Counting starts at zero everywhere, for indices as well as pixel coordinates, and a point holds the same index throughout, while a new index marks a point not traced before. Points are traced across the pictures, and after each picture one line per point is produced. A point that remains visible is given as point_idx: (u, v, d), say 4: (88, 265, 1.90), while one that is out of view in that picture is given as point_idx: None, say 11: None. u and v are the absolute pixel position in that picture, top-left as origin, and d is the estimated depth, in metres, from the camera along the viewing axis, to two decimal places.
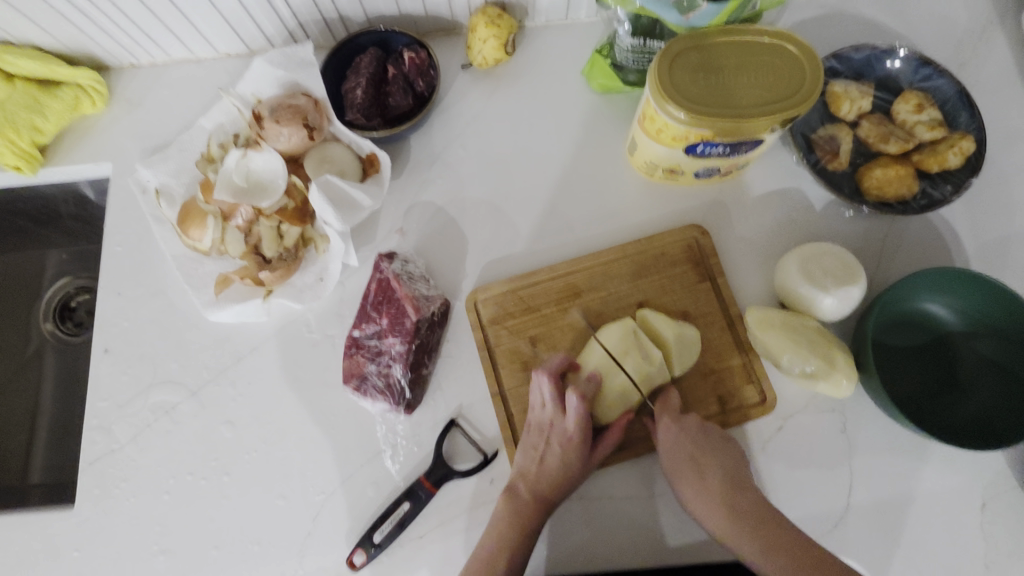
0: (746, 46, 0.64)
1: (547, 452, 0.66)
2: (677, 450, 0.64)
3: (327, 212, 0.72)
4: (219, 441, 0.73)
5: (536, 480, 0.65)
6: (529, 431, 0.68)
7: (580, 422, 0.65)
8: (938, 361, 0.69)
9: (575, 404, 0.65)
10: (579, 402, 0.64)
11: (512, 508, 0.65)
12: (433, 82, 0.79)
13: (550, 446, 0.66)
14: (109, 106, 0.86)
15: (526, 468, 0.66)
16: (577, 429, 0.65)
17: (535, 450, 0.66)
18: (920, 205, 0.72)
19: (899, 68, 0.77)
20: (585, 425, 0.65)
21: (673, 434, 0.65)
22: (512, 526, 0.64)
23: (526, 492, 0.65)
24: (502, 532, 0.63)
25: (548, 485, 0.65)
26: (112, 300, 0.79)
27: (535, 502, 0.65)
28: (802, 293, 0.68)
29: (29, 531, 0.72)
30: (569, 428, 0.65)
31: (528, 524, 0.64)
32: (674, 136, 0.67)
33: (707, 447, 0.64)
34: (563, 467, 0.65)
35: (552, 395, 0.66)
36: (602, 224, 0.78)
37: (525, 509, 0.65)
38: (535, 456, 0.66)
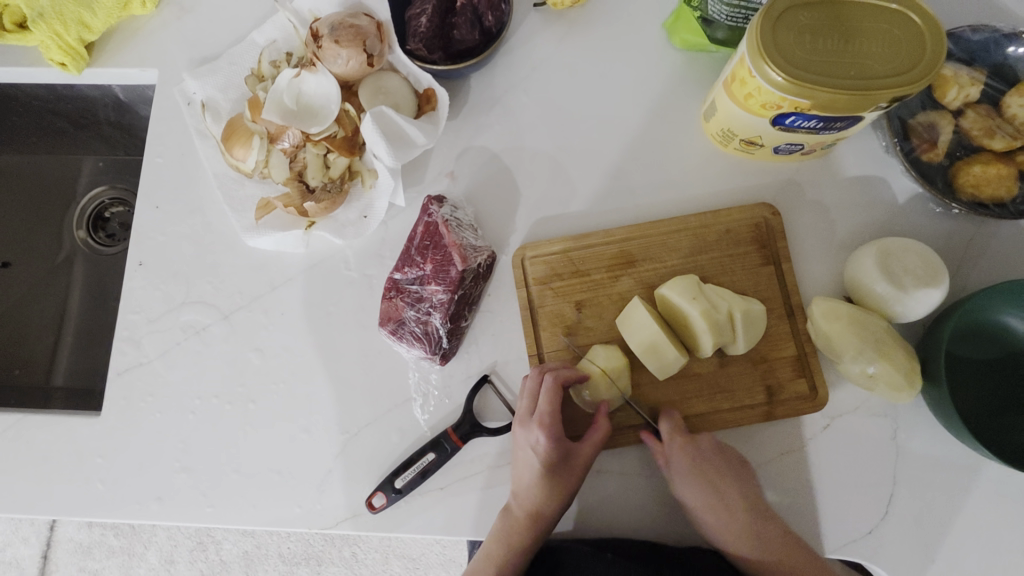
0: (864, 10, 0.57)
1: (524, 462, 0.64)
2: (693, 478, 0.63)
3: (378, 144, 0.68)
4: (248, 368, 0.72)
5: (522, 495, 0.64)
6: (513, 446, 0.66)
7: (547, 417, 0.62)
8: (1009, 379, 0.65)
9: (544, 397, 0.63)
10: (546, 389, 0.63)
11: (506, 525, 0.64)
12: (503, 18, 0.73)
13: (525, 455, 0.64)
14: (159, 9, 0.82)
15: (517, 481, 0.65)
16: (545, 435, 0.62)
17: (516, 460, 0.65)
18: (1018, 210, 0.66)
19: (1019, 56, 0.69)
20: (551, 422, 0.62)
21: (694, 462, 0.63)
22: (501, 543, 0.64)
23: (518, 510, 0.64)
24: (493, 543, 0.64)
25: (536, 498, 0.63)
26: (150, 212, 0.77)
27: (528, 520, 0.64)
28: (877, 290, 0.64)
29: (56, 432, 0.72)
30: (536, 429, 0.63)
31: (522, 540, 0.64)
32: (764, 104, 0.61)
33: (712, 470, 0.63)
34: (543, 477, 0.62)
35: (524, 390, 0.64)
36: (664, 192, 0.74)
37: (519, 529, 0.64)
38: (516, 466, 0.64)
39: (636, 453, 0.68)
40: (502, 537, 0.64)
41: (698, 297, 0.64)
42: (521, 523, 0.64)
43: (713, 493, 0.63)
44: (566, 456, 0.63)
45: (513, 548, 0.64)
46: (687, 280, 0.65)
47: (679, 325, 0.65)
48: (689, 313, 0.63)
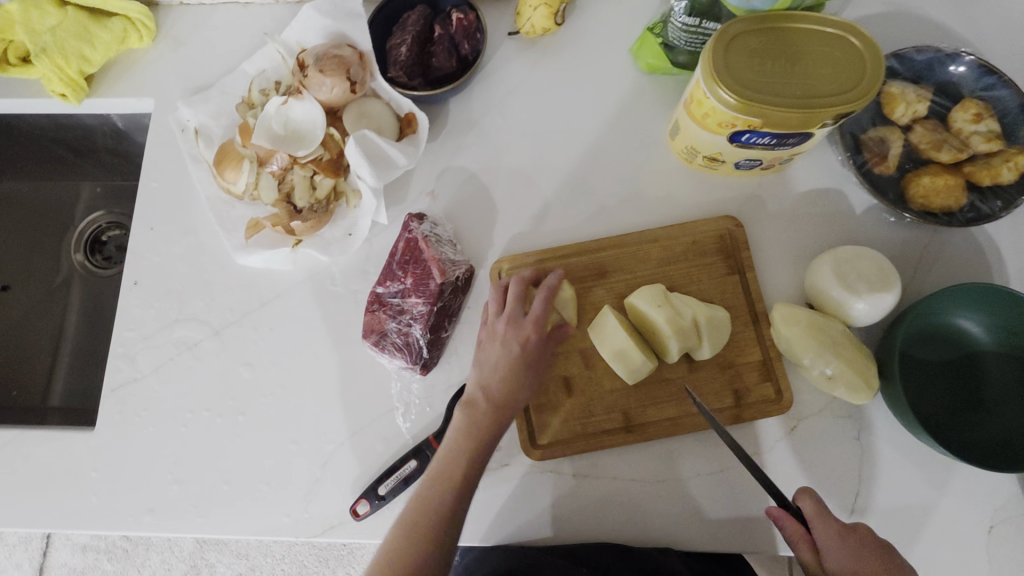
0: (808, 34, 0.62)
1: (504, 335, 0.65)
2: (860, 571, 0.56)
3: (362, 166, 0.72)
4: (238, 382, 0.75)
5: (491, 381, 0.63)
6: (485, 342, 0.66)
7: (539, 323, 0.65)
8: (965, 379, 0.68)
9: (541, 306, 0.65)
10: (544, 295, 0.66)
11: (471, 418, 0.62)
12: (479, 46, 0.78)
13: (506, 336, 0.65)
14: (156, 43, 0.87)
15: (486, 372, 0.64)
16: (529, 330, 0.64)
17: (493, 354, 0.65)
18: (966, 218, 0.70)
19: (961, 74, 0.74)
20: (535, 325, 0.65)
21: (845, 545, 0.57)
22: (467, 435, 0.61)
23: (483, 402, 0.62)
24: (457, 440, 0.61)
25: (504, 390, 0.63)
26: (145, 234, 0.81)
27: (492, 409, 0.62)
28: (834, 296, 0.67)
29: (52, 447, 0.74)
30: (526, 327, 0.65)
31: (484, 425, 0.61)
32: (720, 122, 0.65)
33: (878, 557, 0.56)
34: (518, 368, 0.63)
35: (516, 293, 0.67)
36: (634, 206, 0.77)
37: (484, 421, 0.62)
38: (493, 359, 0.64)
39: (608, 456, 0.70)
40: (470, 430, 0.61)
41: (664, 304, 0.67)
42: (485, 414, 0.62)
43: None
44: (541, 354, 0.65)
45: (474, 454, 0.60)
46: (654, 289, 0.69)
47: (648, 333, 0.69)
48: (655, 319, 0.67)
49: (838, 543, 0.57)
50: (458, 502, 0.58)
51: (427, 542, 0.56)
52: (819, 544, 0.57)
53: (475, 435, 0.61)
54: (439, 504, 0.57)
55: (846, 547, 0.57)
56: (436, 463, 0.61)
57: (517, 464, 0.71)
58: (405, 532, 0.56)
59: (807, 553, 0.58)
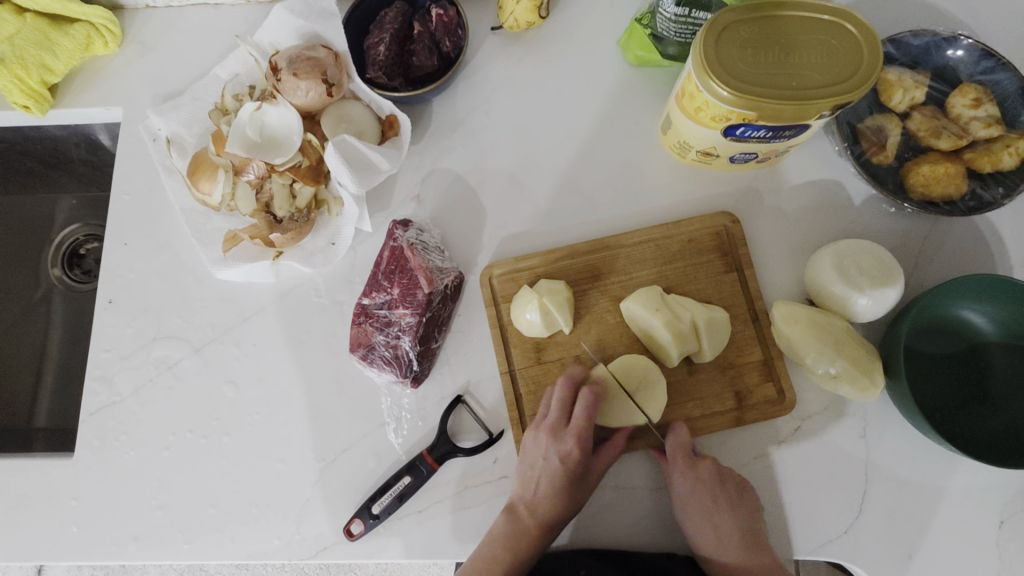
0: (802, 22, 0.59)
1: (546, 468, 0.65)
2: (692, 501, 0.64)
3: (342, 172, 0.69)
4: (222, 401, 0.72)
5: (536, 500, 0.65)
6: (527, 446, 0.66)
7: (584, 433, 0.65)
8: (971, 372, 0.66)
9: (580, 412, 0.65)
10: (584, 404, 0.65)
11: (512, 530, 0.64)
12: (460, 43, 0.75)
13: (549, 463, 0.65)
14: (122, 48, 0.83)
15: (526, 484, 0.66)
16: (575, 445, 0.65)
17: (528, 469, 0.66)
18: (967, 206, 0.68)
19: (959, 58, 0.72)
20: (583, 435, 0.65)
21: (691, 482, 0.63)
22: (507, 546, 0.64)
23: (526, 517, 0.65)
24: (495, 548, 0.64)
25: (545, 505, 0.65)
26: (119, 250, 0.77)
27: (535, 525, 0.65)
28: (835, 292, 0.65)
29: (29, 476, 0.71)
30: (567, 441, 0.65)
31: (528, 544, 0.65)
32: (714, 116, 0.63)
33: (713, 494, 0.63)
34: (561, 487, 0.65)
35: (559, 401, 0.65)
36: (626, 205, 0.75)
37: (526, 535, 0.65)
38: (530, 472, 0.66)
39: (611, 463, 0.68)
40: (510, 542, 0.64)
41: (662, 308, 0.66)
42: (528, 530, 0.65)
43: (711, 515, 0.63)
44: (583, 470, 0.66)
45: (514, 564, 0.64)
46: (650, 291, 0.67)
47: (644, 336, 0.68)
48: (653, 323, 0.66)
49: (680, 480, 0.64)
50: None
51: None
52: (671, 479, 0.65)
53: (506, 539, 0.64)
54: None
55: (688, 483, 0.63)
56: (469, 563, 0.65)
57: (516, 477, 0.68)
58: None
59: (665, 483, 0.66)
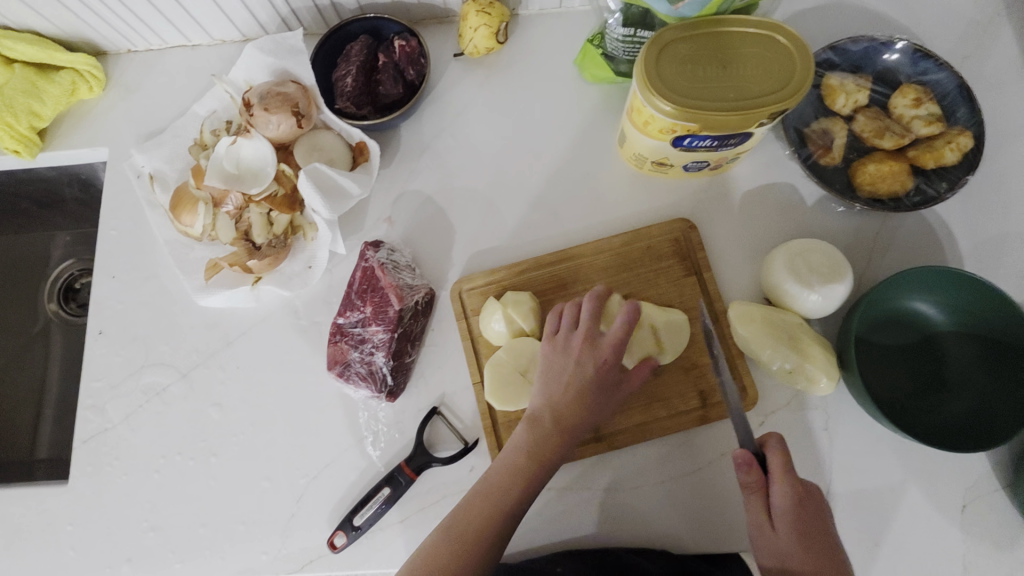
0: (736, 36, 0.63)
1: (568, 372, 0.62)
2: (805, 527, 0.56)
3: (315, 199, 0.72)
4: (208, 423, 0.75)
5: (561, 404, 0.60)
6: (552, 355, 0.63)
7: (619, 341, 0.62)
8: (926, 361, 0.68)
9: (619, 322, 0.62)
10: (629, 311, 0.62)
11: (533, 439, 0.59)
12: (424, 70, 0.79)
13: (571, 369, 0.62)
14: (106, 91, 0.88)
15: (552, 384, 0.62)
16: (612, 351, 0.61)
17: (553, 379, 0.62)
18: (913, 202, 0.71)
19: (896, 61, 0.75)
20: (619, 344, 0.62)
21: (795, 507, 0.55)
22: (529, 456, 0.59)
23: (550, 423, 0.60)
24: (520, 458, 0.59)
25: (570, 407, 0.60)
26: (107, 282, 0.81)
27: (559, 433, 0.60)
28: (786, 289, 0.68)
29: (26, 505, 0.74)
30: (594, 350, 0.62)
31: (548, 455, 0.59)
32: (661, 129, 0.66)
33: (814, 525, 0.56)
34: (587, 389, 0.61)
35: (591, 305, 0.64)
36: (589, 215, 0.78)
37: (548, 441, 0.59)
38: (557, 377, 0.62)
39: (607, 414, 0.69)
40: (533, 449, 0.59)
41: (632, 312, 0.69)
42: (551, 434, 0.60)
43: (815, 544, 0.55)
44: (615, 383, 0.62)
45: (529, 484, 0.58)
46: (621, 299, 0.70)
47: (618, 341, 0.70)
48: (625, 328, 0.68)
49: (788, 503, 0.55)
50: (517, 504, 0.57)
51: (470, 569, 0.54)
52: (769, 498, 0.57)
53: (527, 444, 0.59)
54: (507, 499, 0.57)
55: (794, 508, 0.55)
56: (480, 482, 0.59)
57: None
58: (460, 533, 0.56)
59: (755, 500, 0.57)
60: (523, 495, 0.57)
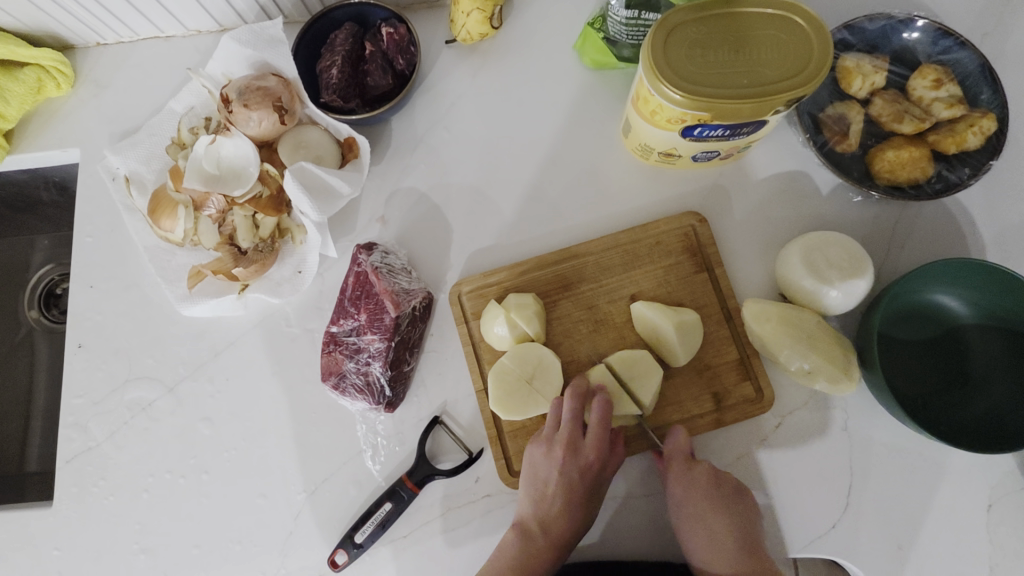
0: (750, 17, 0.58)
1: (555, 483, 0.63)
2: (693, 503, 0.62)
3: (302, 201, 0.67)
4: (198, 440, 0.71)
5: (549, 516, 0.63)
6: (534, 459, 0.64)
7: (600, 450, 0.63)
8: (949, 356, 0.65)
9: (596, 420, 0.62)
10: (602, 413, 0.62)
11: (526, 550, 0.62)
12: (414, 59, 0.74)
13: (555, 476, 0.63)
14: (76, 88, 0.82)
15: (539, 502, 0.63)
16: (595, 454, 0.63)
17: (537, 486, 0.63)
18: (934, 189, 0.67)
19: (915, 40, 0.71)
20: (600, 446, 0.63)
21: (690, 487, 0.62)
22: (522, 565, 0.61)
23: (540, 533, 0.62)
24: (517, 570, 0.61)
25: (557, 520, 0.63)
26: (85, 292, 0.76)
27: (550, 542, 0.62)
28: (804, 285, 0.64)
29: (9, 529, 0.71)
30: (573, 445, 0.63)
31: (543, 563, 0.62)
32: (669, 118, 0.62)
33: (714, 500, 0.62)
34: (574, 501, 0.63)
35: (572, 410, 0.63)
36: (593, 210, 0.74)
37: (543, 555, 0.62)
38: (545, 490, 0.63)
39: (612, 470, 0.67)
40: (528, 565, 0.61)
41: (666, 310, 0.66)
42: (542, 548, 0.62)
43: (711, 517, 0.62)
44: (595, 482, 0.64)
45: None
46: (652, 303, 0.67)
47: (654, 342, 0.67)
48: (660, 329, 0.65)
49: (679, 483, 0.62)
50: None
51: None
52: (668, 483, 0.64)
53: (519, 554, 0.61)
54: None
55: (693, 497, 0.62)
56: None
57: (498, 494, 0.67)
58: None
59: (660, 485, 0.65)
60: None
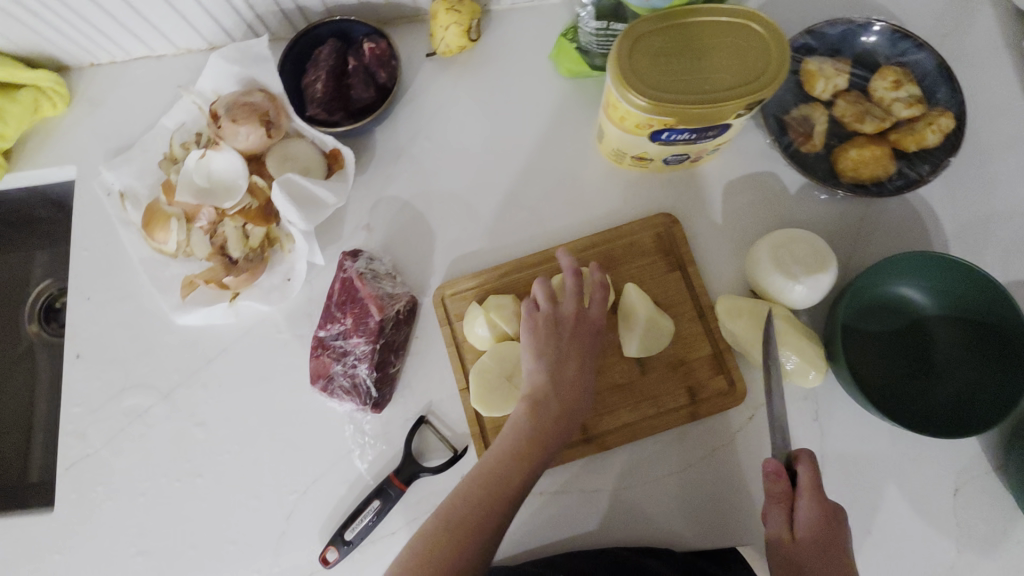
0: (711, 26, 0.61)
1: (563, 343, 0.60)
2: (822, 538, 0.55)
3: (289, 211, 0.70)
4: (193, 444, 0.74)
5: (559, 378, 0.58)
6: (542, 322, 0.61)
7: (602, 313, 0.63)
8: (914, 346, 0.68)
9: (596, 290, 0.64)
10: (600, 280, 0.64)
11: (539, 420, 0.56)
12: (395, 73, 0.77)
13: (563, 338, 0.60)
14: (71, 107, 0.85)
15: (549, 365, 0.59)
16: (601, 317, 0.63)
17: (549, 350, 0.59)
18: (896, 186, 0.70)
19: (875, 43, 0.74)
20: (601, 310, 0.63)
21: (821, 520, 0.56)
22: (535, 435, 0.56)
23: (552, 400, 0.57)
24: (531, 440, 0.55)
25: (568, 385, 0.59)
26: (82, 304, 0.79)
27: (562, 410, 0.57)
28: (771, 281, 0.67)
29: (11, 535, 0.73)
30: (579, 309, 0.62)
31: (556, 431, 0.56)
32: (638, 124, 0.65)
33: (833, 538, 0.55)
34: (584, 365, 0.60)
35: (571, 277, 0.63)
36: (570, 213, 0.77)
37: (555, 422, 0.57)
38: (555, 352, 0.59)
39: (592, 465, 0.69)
40: (541, 430, 0.56)
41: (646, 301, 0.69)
42: (555, 414, 0.57)
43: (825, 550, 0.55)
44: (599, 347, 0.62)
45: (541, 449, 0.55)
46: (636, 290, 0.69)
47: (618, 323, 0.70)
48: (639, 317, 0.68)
49: (812, 513, 0.56)
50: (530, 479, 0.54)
51: (490, 514, 0.52)
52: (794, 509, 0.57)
53: (533, 422, 0.56)
54: (520, 478, 0.54)
55: (820, 519, 0.56)
56: (488, 461, 0.55)
57: None
58: (480, 496, 0.52)
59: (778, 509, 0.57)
60: (535, 461, 0.55)
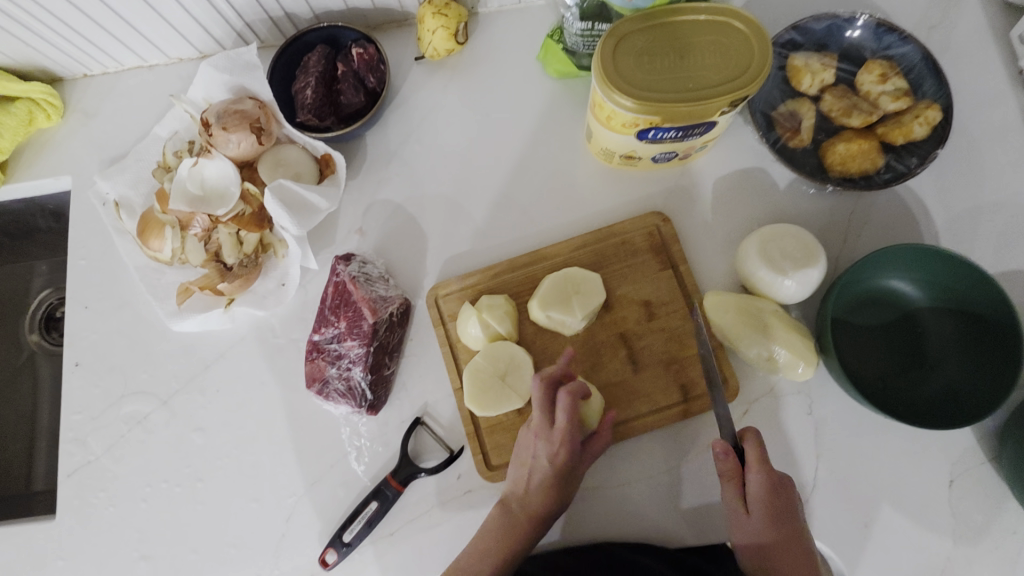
0: (694, 25, 0.62)
1: (536, 466, 0.63)
2: (772, 509, 0.57)
3: (281, 216, 0.71)
4: (192, 449, 0.74)
5: (523, 495, 0.63)
6: (522, 441, 0.65)
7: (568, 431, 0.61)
8: (906, 337, 0.68)
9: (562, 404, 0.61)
10: (565, 404, 0.61)
11: (505, 529, 0.63)
12: (384, 77, 0.77)
13: (537, 455, 0.63)
14: (65, 118, 0.86)
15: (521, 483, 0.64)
16: (561, 429, 0.61)
17: (521, 468, 0.64)
18: (885, 179, 0.70)
19: (860, 37, 0.74)
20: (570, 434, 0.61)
21: (767, 494, 0.57)
22: (497, 543, 0.62)
23: (518, 509, 0.64)
24: (494, 542, 0.62)
25: (535, 502, 0.63)
26: (80, 313, 0.80)
27: (526, 521, 0.63)
28: (760, 276, 0.67)
29: (15, 542, 0.74)
30: (556, 439, 0.62)
31: (519, 545, 0.62)
32: (624, 123, 0.65)
33: (785, 510, 0.57)
34: (552, 485, 0.62)
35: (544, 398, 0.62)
36: (561, 212, 0.77)
37: (519, 533, 0.63)
38: (528, 474, 0.63)
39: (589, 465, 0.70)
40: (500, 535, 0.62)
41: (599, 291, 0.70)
42: (518, 524, 0.63)
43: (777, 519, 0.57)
44: (573, 466, 0.63)
45: (504, 556, 0.61)
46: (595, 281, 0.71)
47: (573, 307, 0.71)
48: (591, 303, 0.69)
49: (759, 489, 0.57)
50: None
51: None
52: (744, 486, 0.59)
53: (497, 531, 0.63)
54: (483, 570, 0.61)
55: (768, 492, 0.57)
56: (466, 550, 0.63)
57: (479, 489, 0.70)
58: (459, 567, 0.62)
59: (730, 486, 0.59)
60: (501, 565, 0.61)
